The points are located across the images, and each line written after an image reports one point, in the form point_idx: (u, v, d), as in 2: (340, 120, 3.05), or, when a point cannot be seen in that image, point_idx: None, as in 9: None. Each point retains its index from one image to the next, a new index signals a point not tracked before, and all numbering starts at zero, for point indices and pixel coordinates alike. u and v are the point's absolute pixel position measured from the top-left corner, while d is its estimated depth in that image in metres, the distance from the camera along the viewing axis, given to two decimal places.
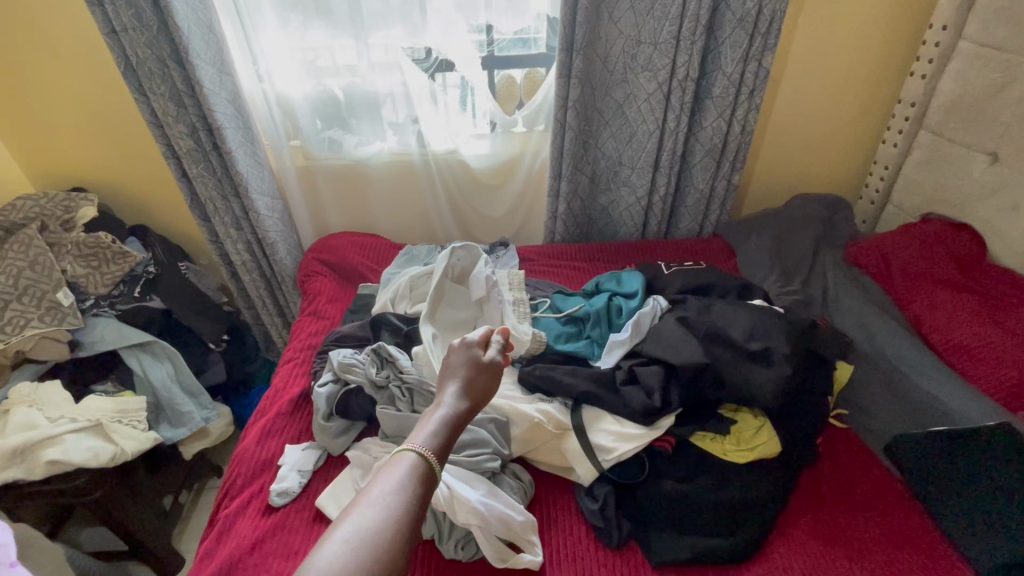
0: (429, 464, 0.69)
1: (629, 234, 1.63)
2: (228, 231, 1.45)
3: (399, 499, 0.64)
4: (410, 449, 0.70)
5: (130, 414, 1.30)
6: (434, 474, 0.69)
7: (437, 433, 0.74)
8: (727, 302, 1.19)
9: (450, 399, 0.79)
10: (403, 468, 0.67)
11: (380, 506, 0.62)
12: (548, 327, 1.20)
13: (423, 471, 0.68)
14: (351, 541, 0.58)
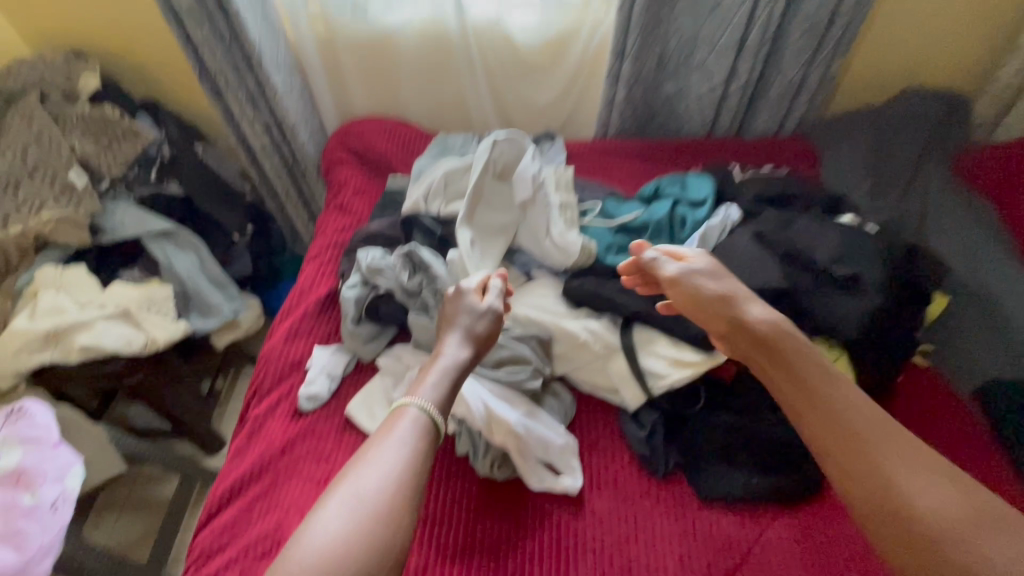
0: (431, 420, 0.67)
1: (693, 130, 1.43)
2: (244, 111, 1.30)
3: (400, 460, 0.62)
4: (411, 404, 0.67)
5: (158, 304, 1.26)
6: (436, 429, 0.67)
7: (436, 388, 0.70)
8: (812, 217, 1.01)
9: (450, 348, 0.74)
10: (403, 426, 0.65)
11: (382, 468, 0.60)
12: (598, 236, 1.06)
13: (425, 427, 0.66)
14: (352, 506, 0.57)
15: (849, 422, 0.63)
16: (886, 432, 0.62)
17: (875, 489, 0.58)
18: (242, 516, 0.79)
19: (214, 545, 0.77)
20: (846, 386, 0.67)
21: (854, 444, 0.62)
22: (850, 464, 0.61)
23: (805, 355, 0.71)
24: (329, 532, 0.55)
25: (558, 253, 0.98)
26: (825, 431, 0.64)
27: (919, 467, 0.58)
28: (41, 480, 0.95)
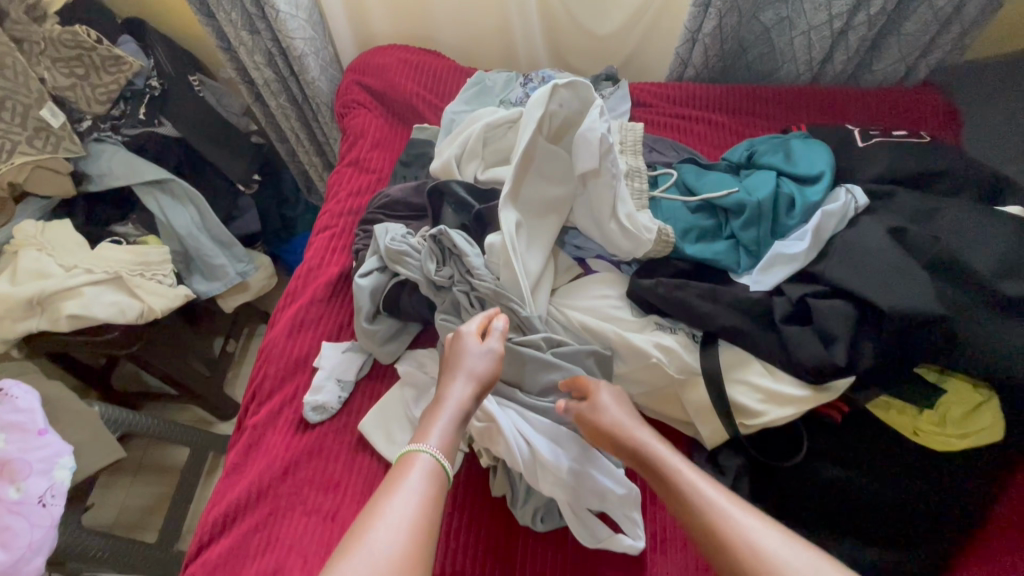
0: (444, 471, 0.55)
1: (796, 74, 1.12)
2: (240, 36, 1.06)
3: (417, 514, 0.50)
4: (423, 450, 0.56)
5: (153, 267, 1.10)
6: (449, 484, 0.56)
7: (447, 430, 0.58)
8: (970, 206, 0.76)
9: (460, 386, 0.61)
10: (415, 476, 0.53)
11: (397, 525, 0.49)
12: (673, 218, 0.84)
13: (438, 480, 0.55)
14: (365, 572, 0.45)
15: (731, 554, 0.50)
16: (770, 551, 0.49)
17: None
18: (237, 552, 0.67)
19: None
20: (714, 493, 0.55)
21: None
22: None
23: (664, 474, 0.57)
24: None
25: (625, 241, 0.77)
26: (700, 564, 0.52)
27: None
28: (26, 472, 0.85)
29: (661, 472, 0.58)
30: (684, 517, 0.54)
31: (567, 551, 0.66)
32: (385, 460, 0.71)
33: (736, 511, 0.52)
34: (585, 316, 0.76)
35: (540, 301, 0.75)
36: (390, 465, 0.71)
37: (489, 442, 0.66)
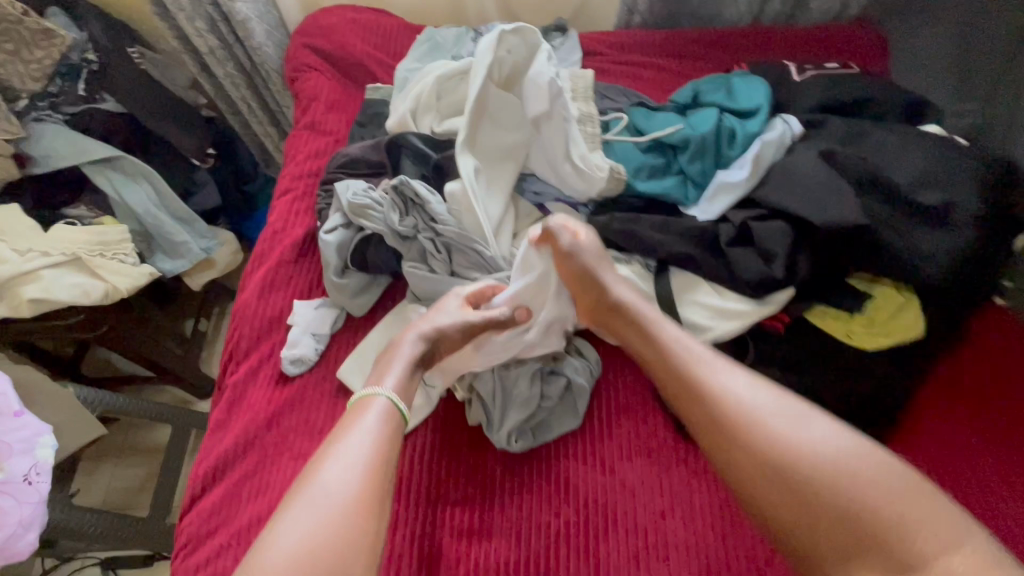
0: (399, 411, 0.63)
1: (738, 15, 1.16)
2: (178, 1, 1.03)
3: (367, 452, 0.58)
4: (377, 393, 0.63)
5: (113, 247, 1.09)
6: (403, 422, 0.63)
7: (404, 371, 0.66)
8: (893, 128, 0.82)
9: (413, 336, 0.69)
10: (369, 417, 0.61)
11: (350, 464, 0.56)
12: (625, 158, 0.87)
13: (393, 416, 0.62)
14: (324, 505, 0.53)
15: (725, 412, 0.58)
16: (805, 441, 0.54)
17: (811, 522, 0.51)
18: (230, 499, 0.70)
19: (203, 531, 0.69)
20: (748, 395, 0.59)
21: (773, 474, 0.54)
22: (772, 490, 0.54)
23: (700, 380, 0.61)
24: (306, 531, 0.52)
25: (578, 180, 0.81)
26: (734, 460, 0.56)
27: (852, 473, 0.52)
28: (7, 454, 0.85)
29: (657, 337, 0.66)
30: (722, 411, 0.59)
31: (542, 468, 0.71)
32: None
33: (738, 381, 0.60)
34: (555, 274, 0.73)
35: (502, 244, 0.78)
36: None
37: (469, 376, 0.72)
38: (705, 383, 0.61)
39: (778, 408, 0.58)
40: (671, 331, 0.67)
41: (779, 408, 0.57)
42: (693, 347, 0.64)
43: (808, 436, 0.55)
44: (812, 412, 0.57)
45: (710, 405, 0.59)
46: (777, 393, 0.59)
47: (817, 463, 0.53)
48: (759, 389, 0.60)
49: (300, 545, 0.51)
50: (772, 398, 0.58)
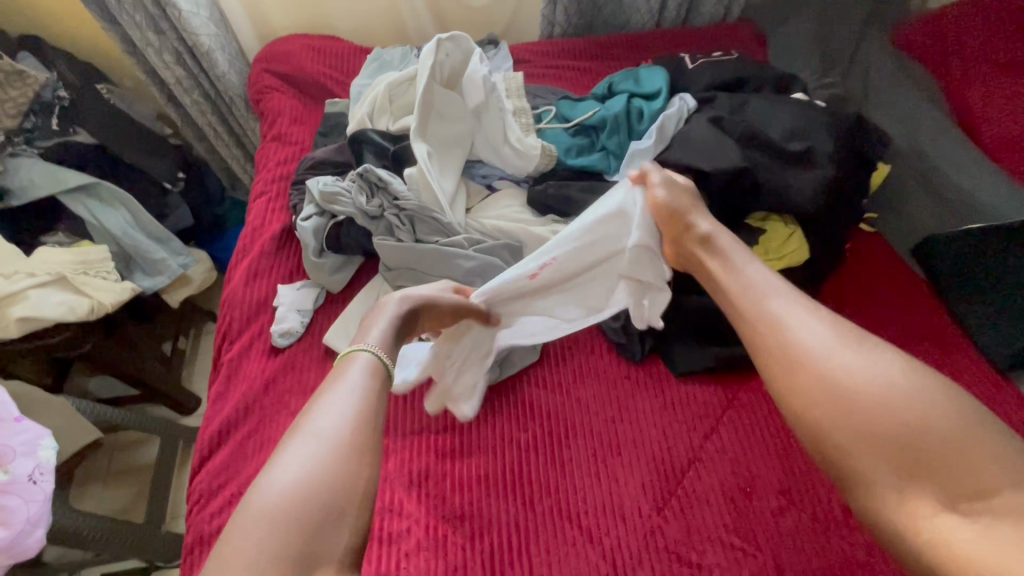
0: (384, 365, 0.65)
1: (643, 22, 1.36)
2: (147, 37, 1.14)
3: (356, 401, 0.59)
4: (362, 348, 0.65)
5: (96, 266, 1.16)
6: (388, 374, 0.65)
7: (384, 333, 0.69)
8: (766, 97, 1.01)
9: (397, 298, 0.73)
10: (357, 369, 0.63)
11: (341, 412, 0.58)
12: (556, 140, 1.03)
13: (379, 371, 0.64)
14: (317, 444, 0.54)
15: (785, 335, 0.58)
16: (883, 374, 0.52)
17: (864, 447, 0.50)
18: (235, 456, 0.79)
19: (212, 487, 0.77)
20: (823, 332, 0.57)
21: (833, 396, 0.53)
22: (834, 414, 0.52)
23: (771, 317, 0.61)
24: (302, 466, 0.53)
25: (517, 159, 0.96)
26: (801, 384, 0.55)
27: (925, 411, 0.49)
28: (11, 456, 0.90)
29: (731, 271, 0.68)
30: (787, 335, 0.58)
31: (509, 397, 0.84)
32: None
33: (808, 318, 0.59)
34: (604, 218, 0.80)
35: (457, 216, 0.91)
36: None
37: None
38: (779, 319, 0.60)
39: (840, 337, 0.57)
40: (746, 276, 0.66)
41: (857, 343, 0.55)
42: (771, 290, 0.63)
43: (884, 368, 0.53)
44: (893, 352, 0.54)
45: (781, 336, 0.59)
46: (861, 333, 0.57)
47: (886, 395, 0.51)
48: (837, 328, 0.57)
49: (297, 479, 0.52)
50: (851, 337, 0.56)
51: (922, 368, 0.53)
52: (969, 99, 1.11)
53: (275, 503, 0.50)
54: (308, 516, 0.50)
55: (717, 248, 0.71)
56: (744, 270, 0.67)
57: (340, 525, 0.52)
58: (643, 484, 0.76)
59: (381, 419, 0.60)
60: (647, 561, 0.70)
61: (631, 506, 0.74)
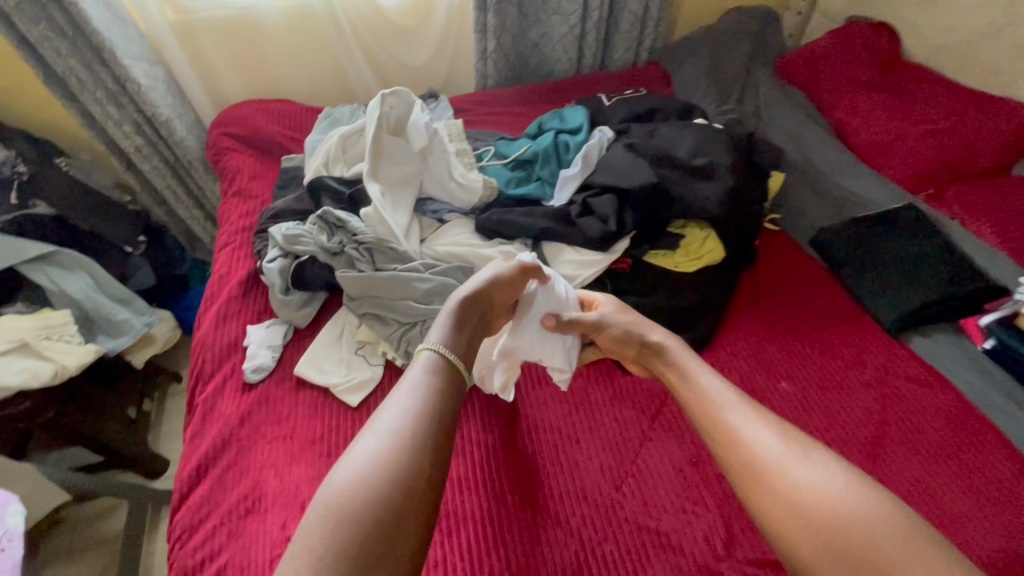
0: (446, 361, 0.65)
1: (565, 70, 1.55)
2: (107, 111, 1.22)
3: (416, 404, 0.59)
4: (425, 346, 0.66)
5: (58, 330, 1.18)
6: (452, 368, 0.65)
7: (446, 328, 0.70)
8: (672, 124, 1.18)
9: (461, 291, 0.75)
10: (420, 369, 0.63)
11: (400, 413, 0.58)
12: (496, 174, 1.15)
13: (443, 368, 0.64)
14: (380, 445, 0.55)
15: (747, 446, 0.63)
16: (830, 487, 0.56)
17: (824, 561, 0.53)
18: (216, 488, 0.82)
19: (194, 519, 0.80)
20: (777, 445, 0.62)
21: (795, 517, 0.56)
22: (794, 531, 0.55)
23: (730, 431, 0.65)
24: (364, 467, 0.53)
25: (463, 193, 1.08)
26: (765, 501, 0.58)
27: (869, 525, 0.52)
28: None
29: (694, 380, 0.73)
30: (746, 449, 0.63)
31: (469, 399, 0.90)
32: (324, 387, 0.91)
33: (765, 430, 0.64)
34: (623, 318, 0.85)
35: (413, 245, 1.01)
36: (328, 390, 0.91)
37: (412, 343, 0.91)
38: (737, 431, 0.64)
39: (799, 452, 0.61)
40: (707, 390, 0.71)
41: (809, 455, 0.60)
42: (728, 403, 0.68)
43: (832, 481, 0.56)
44: (843, 467, 0.58)
45: (740, 448, 0.63)
46: (811, 447, 0.61)
47: (834, 509, 0.54)
48: (788, 439, 0.62)
49: (358, 486, 0.51)
50: (802, 449, 0.61)
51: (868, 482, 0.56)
52: (841, 115, 1.32)
53: (335, 507, 0.50)
54: (364, 523, 0.49)
55: (677, 358, 0.77)
56: (701, 381, 0.73)
57: (399, 536, 0.50)
58: (603, 467, 0.84)
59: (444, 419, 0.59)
60: (613, 537, 0.76)
61: (594, 489, 0.81)
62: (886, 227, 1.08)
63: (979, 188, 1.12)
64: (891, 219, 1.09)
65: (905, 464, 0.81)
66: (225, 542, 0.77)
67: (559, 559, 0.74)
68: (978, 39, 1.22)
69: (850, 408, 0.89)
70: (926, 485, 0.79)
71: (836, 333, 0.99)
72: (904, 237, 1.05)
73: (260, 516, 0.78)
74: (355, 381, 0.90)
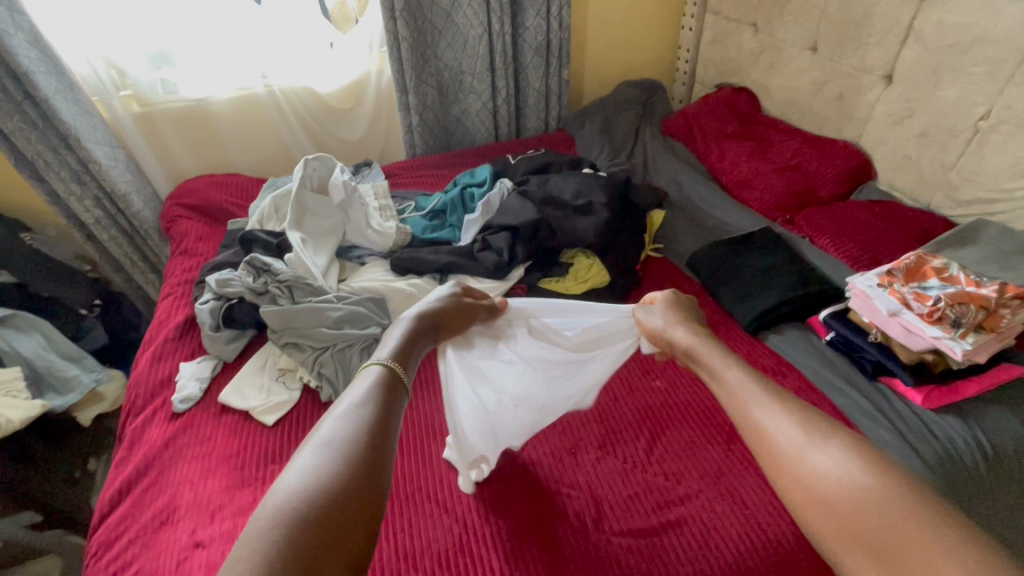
0: (396, 375, 0.64)
1: (485, 139, 1.79)
2: (70, 189, 1.40)
3: (366, 408, 0.57)
4: (374, 361, 0.65)
5: (8, 385, 1.25)
6: (403, 382, 0.64)
7: (397, 347, 0.69)
8: (563, 173, 1.37)
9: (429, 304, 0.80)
10: (365, 384, 0.61)
11: (344, 414, 0.56)
12: (413, 223, 1.32)
13: (390, 385, 0.62)
14: (325, 452, 0.51)
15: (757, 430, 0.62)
16: (847, 479, 0.53)
17: (846, 549, 0.51)
18: (134, 506, 0.88)
19: (111, 536, 0.85)
20: (794, 432, 0.59)
21: (818, 507, 0.53)
22: (813, 515, 0.54)
23: (752, 422, 0.63)
24: (300, 475, 0.49)
25: (379, 239, 1.24)
26: (785, 484, 0.57)
27: (882, 515, 0.49)
28: None
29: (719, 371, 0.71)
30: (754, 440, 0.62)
31: None
32: (244, 409, 1.00)
33: (780, 418, 0.61)
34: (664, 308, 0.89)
35: (331, 283, 1.16)
36: (248, 413, 1.01)
37: (325, 365, 1.02)
38: (761, 419, 0.62)
39: (813, 436, 0.58)
40: (731, 383, 0.68)
41: (828, 438, 0.57)
42: (753, 390, 0.66)
43: (845, 468, 0.54)
44: (864, 454, 0.55)
45: (761, 437, 0.61)
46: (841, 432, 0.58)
47: (853, 501, 0.51)
48: (810, 427, 0.59)
49: (302, 483, 0.48)
50: (821, 435, 0.58)
51: (889, 472, 0.53)
52: (713, 161, 1.54)
53: (275, 511, 0.46)
54: (306, 518, 0.46)
55: (703, 359, 0.75)
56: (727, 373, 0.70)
57: (344, 529, 0.47)
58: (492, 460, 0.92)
59: (395, 423, 0.58)
60: (495, 519, 0.83)
61: (482, 480, 0.89)
62: (746, 245, 1.26)
63: (821, 209, 1.29)
64: (751, 239, 1.27)
65: None
66: (137, 553, 0.82)
67: (445, 541, 0.81)
68: (807, 94, 1.49)
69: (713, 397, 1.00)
70: None
71: None
72: (760, 253, 1.23)
73: (173, 526, 0.84)
74: (274, 402, 1.00)
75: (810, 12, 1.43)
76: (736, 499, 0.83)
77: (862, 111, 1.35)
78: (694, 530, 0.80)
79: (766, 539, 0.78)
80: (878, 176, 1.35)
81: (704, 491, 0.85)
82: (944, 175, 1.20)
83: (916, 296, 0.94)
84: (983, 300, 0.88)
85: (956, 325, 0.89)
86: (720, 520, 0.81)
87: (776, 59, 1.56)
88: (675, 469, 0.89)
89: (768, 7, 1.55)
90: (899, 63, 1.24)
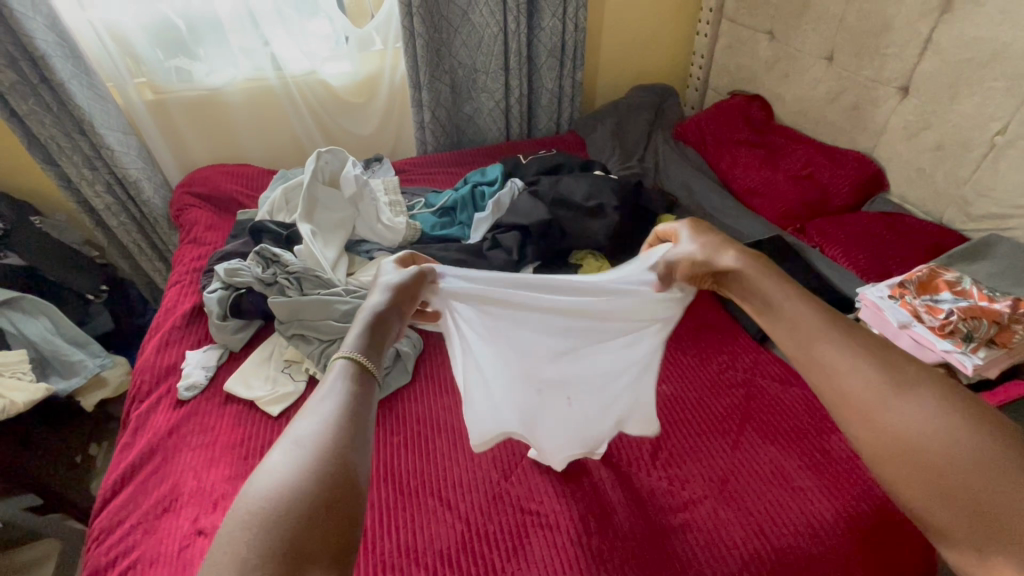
0: (363, 366, 0.53)
1: (496, 138, 1.79)
2: (82, 173, 1.41)
3: (337, 404, 0.49)
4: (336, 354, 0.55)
5: (12, 367, 1.25)
6: (373, 373, 0.54)
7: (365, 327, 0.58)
8: (574, 175, 1.37)
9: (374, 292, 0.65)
10: (331, 378, 0.52)
11: (317, 410, 0.48)
12: (423, 220, 1.32)
13: (361, 378, 0.53)
14: (297, 451, 0.45)
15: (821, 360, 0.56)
16: (930, 427, 0.48)
17: (931, 501, 0.46)
18: (138, 491, 0.88)
19: (113, 521, 0.85)
20: (869, 377, 0.53)
21: (900, 455, 0.48)
22: (888, 461, 0.49)
23: (818, 358, 0.57)
24: (274, 476, 0.43)
25: (388, 233, 1.25)
26: (857, 432, 0.52)
27: (982, 470, 0.44)
28: None
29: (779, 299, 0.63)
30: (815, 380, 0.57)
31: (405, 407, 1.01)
32: (249, 400, 1.00)
33: (851, 357, 0.55)
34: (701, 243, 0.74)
35: (339, 276, 1.16)
36: (252, 403, 1.01)
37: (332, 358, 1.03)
38: (829, 365, 0.56)
39: (889, 374, 0.52)
40: (791, 308, 0.61)
41: (913, 387, 0.51)
42: (819, 327, 0.58)
43: (934, 419, 0.48)
44: (952, 399, 0.49)
45: (831, 383, 0.55)
46: (931, 378, 0.51)
47: (939, 455, 0.46)
48: (894, 373, 0.52)
49: (274, 487, 0.42)
50: (907, 378, 0.52)
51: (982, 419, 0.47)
52: (725, 168, 1.54)
53: (245, 518, 0.40)
54: (284, 531, 0.40)
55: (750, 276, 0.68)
56: (777, 310, 0.62)
57: (324, 531, 0.41)
58: (493, 460, 0.91)
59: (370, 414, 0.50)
60: (497, 518, 0.83)
61: (483, 478, 0.89)
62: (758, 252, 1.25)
63: (833, 219, 1.28)
64: (762, 247, 1.26)
65: (768, 448, 0.90)
66: (139, 539, 0.82)
67: (447, 538, 0.80)
68: (822, 103, 1.48)
69: (721, 404, 0.99)
70: (783, 464, 0.88)
71: (710, 340, 1.13)
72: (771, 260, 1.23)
73: (175, 514, 0.84)
74: (279, 393, 1.00)
75: (827, 22, 1.43)
76: (742, 507, 0.82)
77: (876, 122, 1.35)
78: (701, 537, 0.79)
79: (778, 549, 0.77)
80: (890, 188, 1.35)
81: (710, 498, 0.84)
82: (959, 189, 1.19)
83: (928, 309, 0.93)
84: (996, 315, 0.87)
85: (968, 340, 0.88)
86: (726, 527, 0.80)
87: (791, 68, 1.56)
88: (680, 475, 0.88)
89: (784, 15, 1.55)
90: (916, 75, 1.24)
